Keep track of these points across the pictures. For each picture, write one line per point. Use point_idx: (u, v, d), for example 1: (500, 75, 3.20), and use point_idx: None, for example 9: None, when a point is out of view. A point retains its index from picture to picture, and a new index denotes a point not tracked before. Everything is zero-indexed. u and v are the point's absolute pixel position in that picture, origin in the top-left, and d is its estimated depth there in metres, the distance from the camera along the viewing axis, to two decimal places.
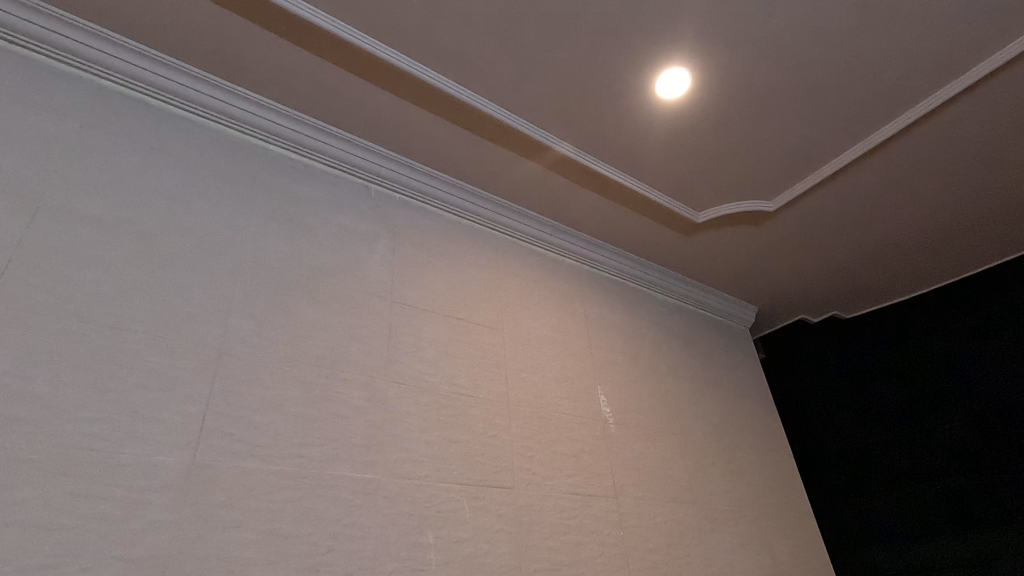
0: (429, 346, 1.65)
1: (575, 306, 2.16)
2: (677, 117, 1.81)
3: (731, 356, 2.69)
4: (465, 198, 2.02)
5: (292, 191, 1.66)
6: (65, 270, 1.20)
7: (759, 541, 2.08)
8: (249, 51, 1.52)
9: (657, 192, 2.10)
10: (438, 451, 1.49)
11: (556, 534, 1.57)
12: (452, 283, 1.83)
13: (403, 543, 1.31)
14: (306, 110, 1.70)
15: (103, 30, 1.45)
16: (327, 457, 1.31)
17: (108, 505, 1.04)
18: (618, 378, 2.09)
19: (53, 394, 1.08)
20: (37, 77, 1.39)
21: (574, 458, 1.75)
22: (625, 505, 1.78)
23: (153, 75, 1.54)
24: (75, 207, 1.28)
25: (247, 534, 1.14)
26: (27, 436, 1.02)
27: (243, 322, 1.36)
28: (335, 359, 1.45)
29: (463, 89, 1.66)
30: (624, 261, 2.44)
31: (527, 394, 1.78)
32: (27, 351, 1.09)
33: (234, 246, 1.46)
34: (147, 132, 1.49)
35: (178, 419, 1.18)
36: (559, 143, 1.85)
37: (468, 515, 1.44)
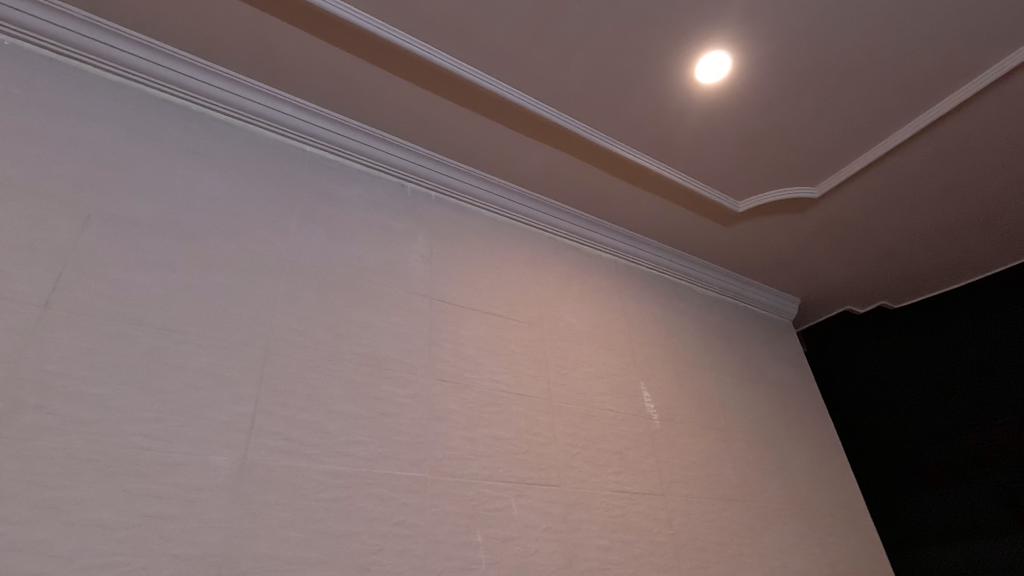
0: (471, 343, 1.63)
1: (615, 301, 2.12)
2: (715, 102, 1.75)
3: (775, 350, 2.61)
4: (500, 194, 2.00)
5: (330, 191, 1.66)
6: (115, 273, 1.22)
7: (813, 540, 2.00)
8: (282, 51, 1.53)
9: (695, 181, 2.05)
10: (483, 449, 1.47)
11: (605, 533, 1.53)
12: (491, 279, 1.81)
13: (452, 542, 1.29)
14: (342, 110, 1.71)
15: (147, 39, 1.48)
16: (374, 455, 1.31)
17: (164, 505, 1.04)
18: (660, 373, 2.04)
19: (111, 395, 1.10)
20: (84, 86, 1.42)
21: (620, 455, 1.71)
22: (673, 504, 1.73)
23: (194, 80, 1.56)
24: (124, 212, 1.30)
25: (298, 533, 1.14)
26: (88, 437, 1.04)
27: (288, 322, 1.37)
28: (379, 357, 1.45)
29: (497, 82, 1.64)
30: (663, 254, 2.38)
31: (570, 390, 1.74)
32: (84, 353, 1.11)
33: (276, 247, 1.46)
34: (190, 136, 1.51)
35: (228, 418, 1.18)
36: (593, 133, 1.81)
37: (516, 513, 1.42)
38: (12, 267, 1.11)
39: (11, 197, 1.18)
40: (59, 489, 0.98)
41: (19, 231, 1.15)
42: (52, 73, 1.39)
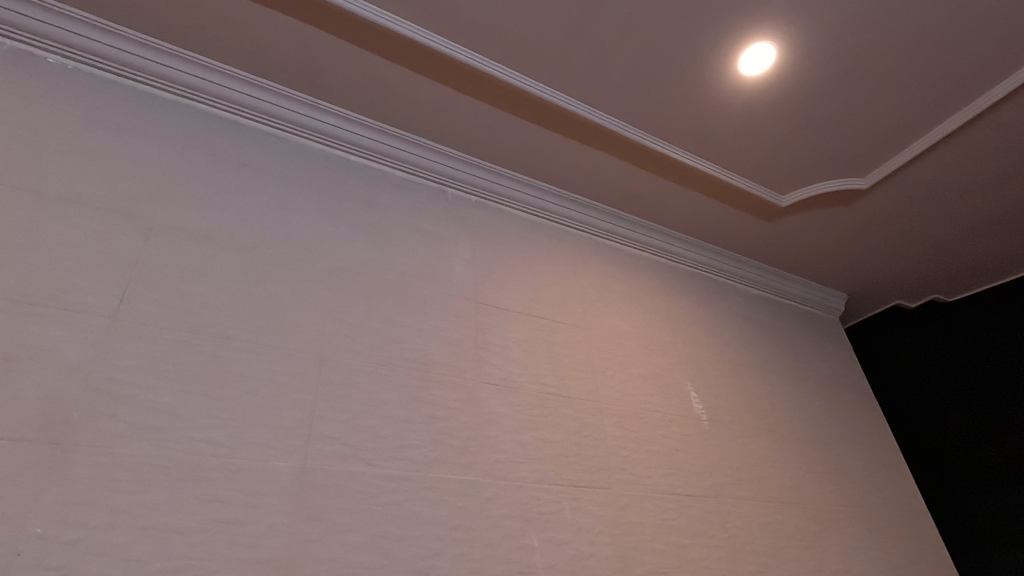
0: (517, 346, 1.62)
1: (658, 301, 2.09)
2: (757, 94, 1.72)
3: (822, 347, 2.54)
4: (539, 196, 1.99)
5: (375, 199, 1.68)
6: (175, 284, 1.25)
7: (873, 543, 1.93)
8: (325, 61, 1.55)
9: (737, 176, 2.01)
10: (533, 452, 1.46)
11: (659, 536, 1.50)
12: (533, 282, 1.81)
13: (508, 546, 1.28)
14: (383, 118, 1.73)
15: (198, 57, 1.53)
16: (428, 459, 1.31)
17: (231, 510, 1.06)
18: (706, 374, 2.00)
19: (176, 403, 1.12)
20: (140, 104, 1.47)
21: (670, 457, 1.69)
22: (726, 506, 1.69)
23: (242, 95, 1.60)
24: (180, 225, 1.33)
25: (359, 537, 1.14)
26: (157, 443, 1.07)
27: (340, 328, 1.39)
28: (428, 361, 1.45)
29: (534, 83, 1.64)
30: (703, 251, 2.34)
31: (616, 391, 1.72)
32: (150, 362, 1.14)
33: (325, 255, 1.48)
34: (239, 149, 1.55)
35: (288, 424, 1.20)
36: (632, 130, 1.80)
37: (570, 516, 1.40)
38: (81, 281, 1.16)
39: (79, 214, 1.23)
40: (132, 494, 1.01)
41: (86, 246, 1.20)
42: (111, 94, 1.44)
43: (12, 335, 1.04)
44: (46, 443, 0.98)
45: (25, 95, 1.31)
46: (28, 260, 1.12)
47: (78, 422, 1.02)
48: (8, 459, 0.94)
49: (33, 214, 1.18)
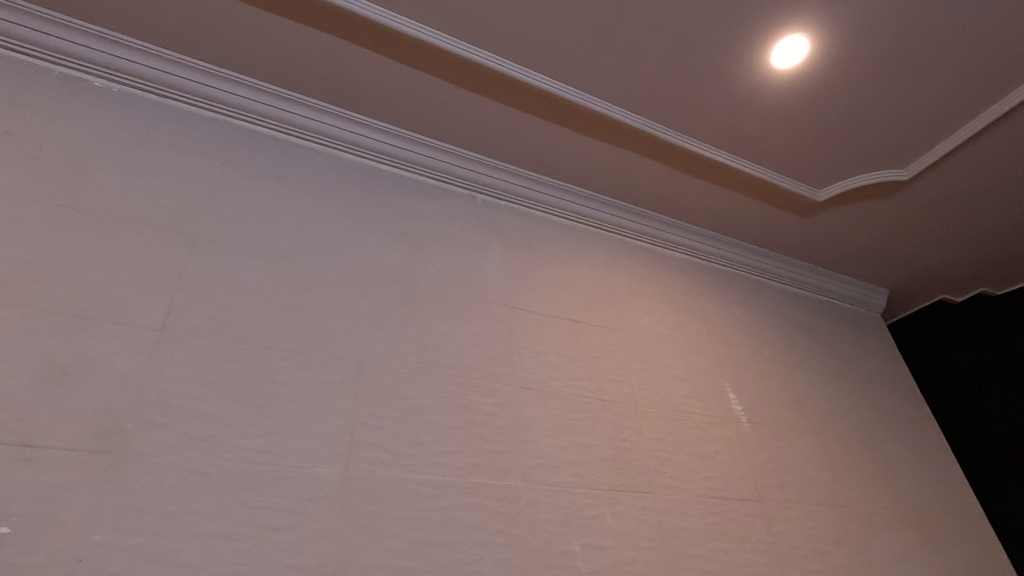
0: (551, 350, 1.62)
1: (692, 301, 2.06)
2: (790, 87, 1.68)
3: (864, 345, 2.46)
4: (568, 199, 1.99)
5: (406, 207, 1.70)
6: (218, 296, 1.28)
7: (926, 548, 1.86)
8: (355, 73, 1.58)
9: (770, 171, 1.97)
10: (572, 456, 1.45)
11: (702, 541, 1.47)
12: (565, 285, 1.80)
13: (550, 551, 1.27)
14: (413, 127, 1.75)
15: (235, 75, 1.58)
16: (468, 464, 1.31)
17: (278, 516, 1.08)
18: (745, 375, 1.95)
19: (222, 412, 1.15)
20: (181, 123, 1.52)
21: (711, 460, 1.65)
22: (771, 510, 1.65)
23: (277, 109, 1.64)
24: (220, 238, 1.37)
25: (402, 543, 1.15)
26: (206, 452, 1.09)
27: (378, 335, 1.40)
28: (464, 367, 1.46)
29: (562, 85, 1.64)
30: (737, 250, 2.30)
31: (653, 394, 1.70)
32: (197, 373, 1.17)
33: (361, 264, 1.50)
34: (275, 162, 1.58)
35: (330, 430, 1.22)
36: (661, 129, 1.78)
37: (611, 521, 1.39)
38: (130, 295, 1.19)
39: (127, 230, 1.27)
40: (184, 502, 1.03)
41: (134, 261, 1.24)
42: (153, 113, 1.49)
43: (69, 349, 1.08)
44: (102, 452, 1.01)
45: (74, 118, 1.37)
46: (81, 277, 1.17)
47: (132, 431, 1.05)
48: (68, 468, 0.98)
49: (85, 232, 1.23)
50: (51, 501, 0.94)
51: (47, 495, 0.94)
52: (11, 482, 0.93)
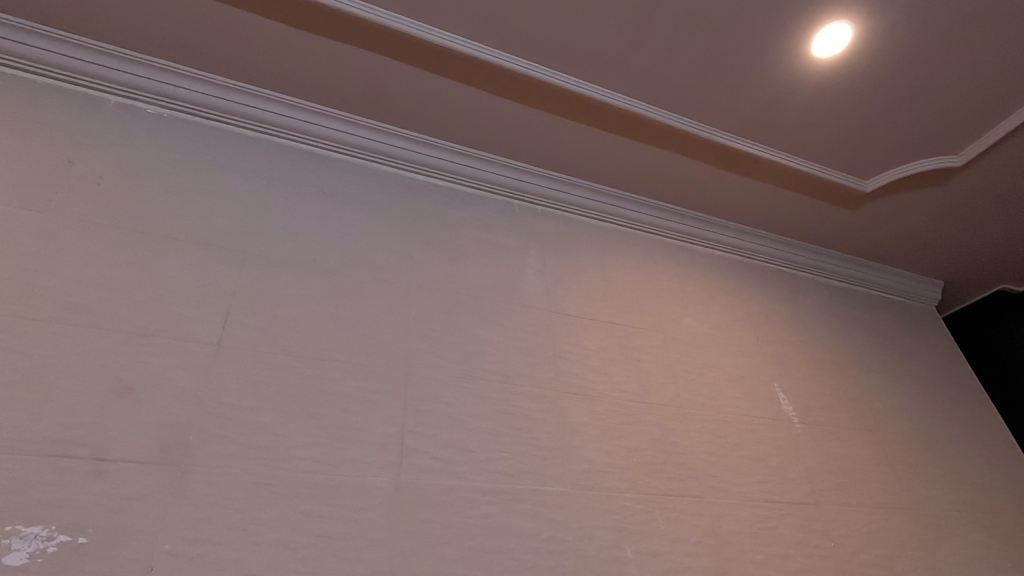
0: (595, 353, 1.60)
1: (736, 300, 2.01)
2: (832, 76, 1.63)
3: (919, 340, 2.36)
4: (605, 200, 1.97)
5: (445, 215, 1.72)
6: (269, 310, 1.31)
7: (998, 552, 1.76)
8: (391, 86, 1.61)
9: (813, 164, 1.91)
10: (620, 460, 1.43)
11: (759, 547, 1.43)
12: (605, 288, 1.78)
13: (602, 558, 1.26)
14: (448, 137, 1.77)
15: (277, 95, 1.62)
16: (517, 470, 1.31)
17: (333, 524, 1.10)
18: (795, 374, 1.90)
19: (277, 424, 1.17)
20: (228, 143, 1.57)
21: (763, 462, 1.61)
22: (829, 514, 1.59)
23: (317, 126, 1.67)
24: (269, 253, 1.41)
25: (455, 550, 1.15)
26: (264, 463, 1.12)
27: (423, 344, 1.42)
28: (508, 373, 1.46)
29: (596, 87, 1.63)
30: (781, 246, 2.24)
31: (700, 396, 1.66)
32: (252, 385, 1.20)
33: (403, 274, 1.53)
34: (317, 178, 1.62)
35: (381, 440, 1.23)
36: (698, 126, 1.75)
37: (663, 527, 1.36)
38: (188, 312, 1.24)
39: (182, 250, 1.32)
40: (245, 511, 1.06)
41: (190, 279, 1.29)
42: (202, 135, 1.55)
43: (134, 366, 1.13)
44: (168, 465, 1.05)
45: (130, 145, 1.44)
46: (143, 295, 1.22)
47: (194, 444, 1.09)
48: (137, 479, 1.02)
49: (144, 253, 1.28)
50: (123, 512, 0.98)
51: (118, 507, 0.98)
52: (85, 494, 0.98)
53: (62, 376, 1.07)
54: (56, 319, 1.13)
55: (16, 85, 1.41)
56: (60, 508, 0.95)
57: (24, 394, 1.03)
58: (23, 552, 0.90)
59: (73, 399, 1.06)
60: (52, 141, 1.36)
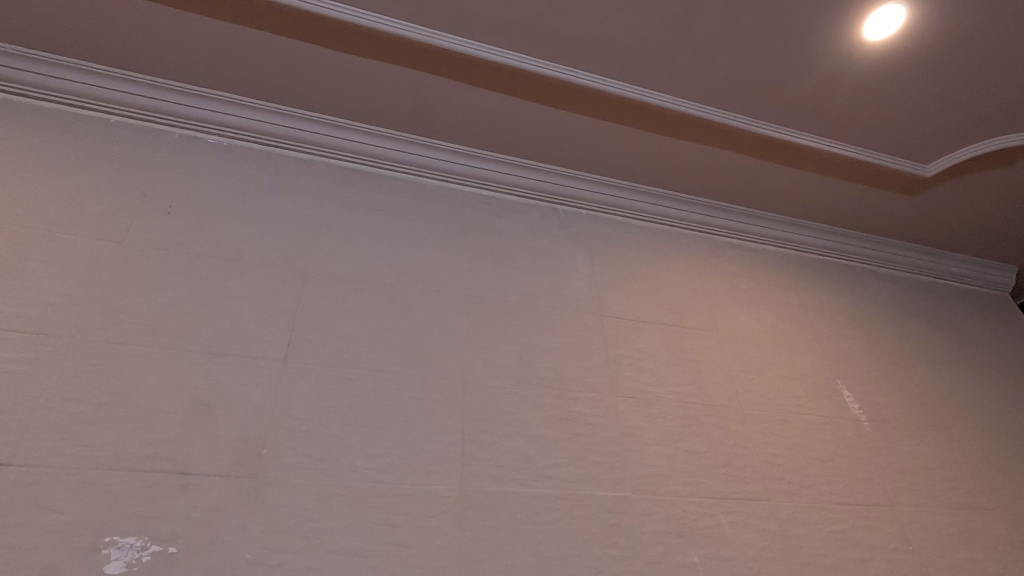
0: (649, 356, 1.59)
1: (793, 295, 1.95)
2: (887, 60, 1.57)
3: (993, 329, 2.23)
4: (650, 201, 1.96)
5: (491, 224, 1.74)
6: (331, 325, 1.36)
7: None
8: (435, 102, 1.65)
9: (868, 151, 1.84)
10: (681, 464, 1.41)
11: (832, 551, 1.38)
12: (655, 289, 1.77)
13: (668, 563, 1.24)
14: (492, 147, 1.79)
15: (327, 117, 1.69)
16: (577, 476, 1.31)
17: (402, 532, 1.12)
18: (859, 370, 1.82)
19: (344, 435, 1.21)
20: (283, 167, 1.64)
21: (831, 463, 1.55)
22: (905, 516, 1.52)
23: (365, 145, 1.73)
24: (327, 269, 1.46)
25: (521, 557, 1.16)
26: (333, 473, 1.16)
27: (478, 352, 1.44)
28: (563, 378, 1.46)
29: (638, 89, 1.62)
30: (836, 237, 2.16)
31: (760, 396, 1.62)
32: (319, 398, 1.24)
33: (455, 284, 1.55)
34: (368, 195, 1.67)
35: (443, 448, 1.26)
36: (744, 120, 1.72)
37: (729, 531, 1.33)
38: (256, 330, 1.30)
39: (248, 271, 1.39)
40: (318, 520, 1.10)
41: (256, 298, 1.35)
42: (259, 161, 1.62)
43: (210, 384, 1.19)
44: (245, 477, 1.10)
45: (195, 174, 1.53)
46: (214, 316, 1.29)
47: (268, 456, 1.14)
48: (219, 492, 1.07)
49: (213, 276, 1.35)
50: (208, 523, 1.03)
51: (203, 518, 1.04)
52: (173, 506, 1.03)
53: (146, 396, 1.14)
54: (139, 342, 1.20)
55: (93, 126, 1.52)
56: (151, 519, 1.01)
57: (115, 413, 1.10)
58: (122, 561, 0.96)
59: (157, 417, 1.12)
60: (127, 176, 1.45)
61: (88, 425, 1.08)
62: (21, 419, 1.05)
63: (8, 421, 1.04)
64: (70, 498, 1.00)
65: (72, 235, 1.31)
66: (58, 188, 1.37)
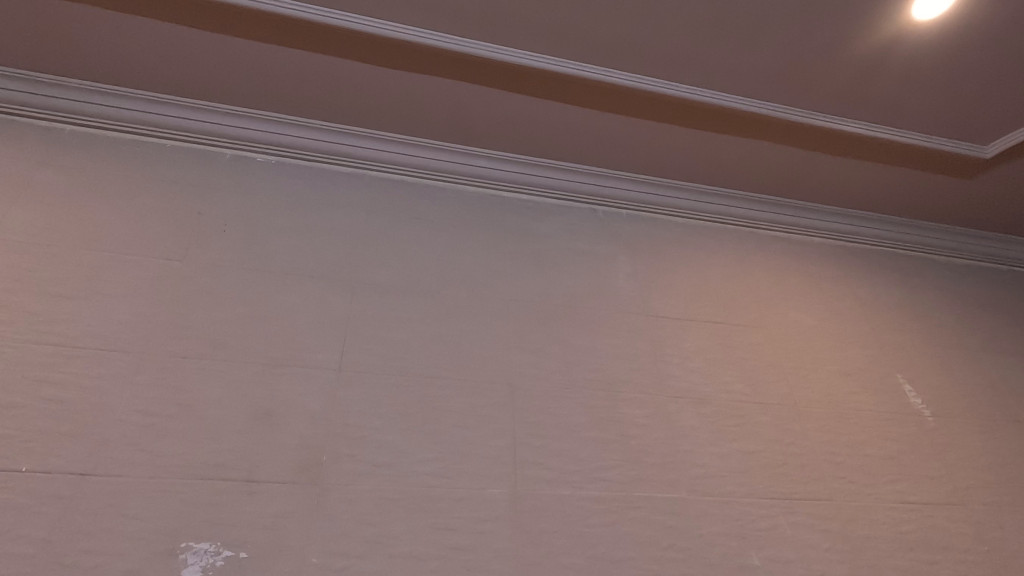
0: (697, 355, 1.56)
1: (844, 288, 1.89)
2: (938, 41, 1.51)
3: None
4: (690, 197, 1.93)
5: (531, 228, 1.74)
6: (381, 334, 1.39)
7: None
8: (473, 111, 1.67)
9: (922, 135, 1.77)
10: (736, 464, 1.38)
11: (900, 552, 1.33)
12: (700, 286, 1.74)
13: (728, 566, 1.22)
14: (529, 151, 1.80)
15: (369, 131, 1.73)
16: (629, 478, 1.30)
17: (459, 536, 1.14)
18: (919, 363, 1.75)
19: (399, 441, 1.24)
20: (328, 181, 1.69)
21: (895, 460, 1.49)
22: (978, 515, 1.45)
23: (406, 156, 1.76)
24: (374, 279, 1.49)
25: (578, 560, 1.16)
26: (390, 479, 1.18)
27: (525, 356, 1.45)
28: (611, 380, 1.46)
29: (676, 85, 1.60)
30: (888, 226, 2.08)
31: (815, 393, 1.58)
32: (373, 406, 1.27)
33: (499, 289, 1.57)
34: (410, 204, 1.70)
35: (495, 452, 1.27)
36: (787, 110, 1.68)
37: (790, 532, 1.30)
38: (311, 340, 1.34)
39: (301, 284, 1.43)
40: (378, 525, 1.12)
41: (309, 310, 1.39)
42: (306, 177, 1.68)
43: (270, 394, 1.24)
44: (308, 484, 1.14)
45: (246, 192, 1.59)
46: (271, 328, 1.34)
47: (327, 463, 1.17)
48: (283, 498, 1.11)
49: (268, 290, 1.40)
50: (275, 529, 1.07)
51: (270, 523, 1.08)
52: (241, 513, 1.08)
53: (211, 407, 1.19)
54: (202, 355, 1.26)
55: (150, 151, 1.60)
56: (222, 526, 1.06)
57: (183, 425, 1.16)
58: (197, 566, 1.01)
59: (223, 427, 1.17)
60: (184, 197, 1.52)
61: (159, 436, 1.13)
62: (99, 432, 1.11)
63: (88, 434, 1.10)
64: (147, 506, 1.05)
65: (137, 256, 1.38)
66: (123, 212, 1.45)
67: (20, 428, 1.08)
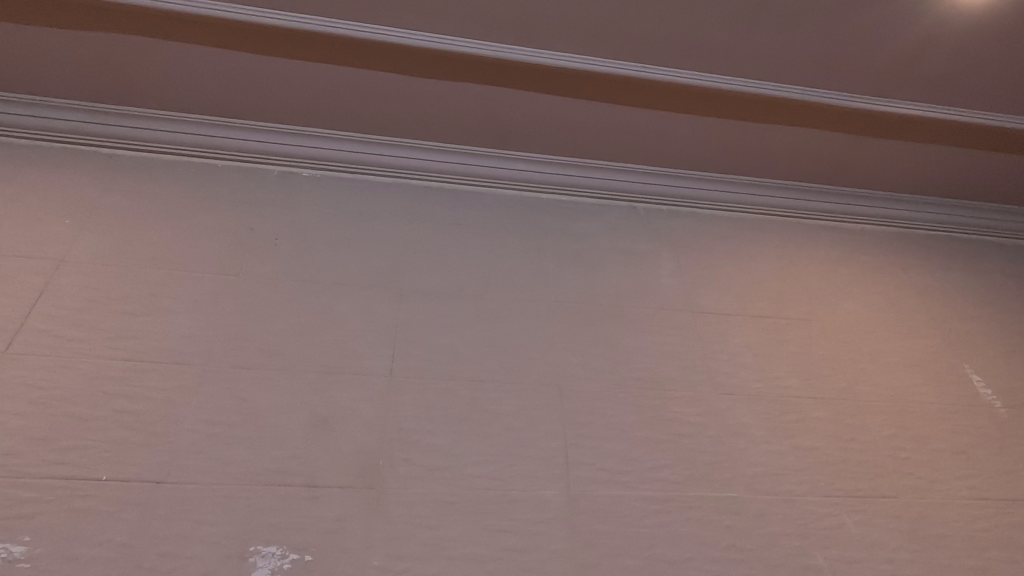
0: (747, 350, 1.53)
1: (900, 276, 1.81)
2: (991, 14, 1.45)
3: None
4: (733, 189, 1.89)
5: (572, 228, 1.74)
6: (429, 338, 1.42)
7: None
8: (510, 114, 1.68)
9: (975, 113, 1.70)
10: (794, 461, 1.34)
11: (976, 551, 1.26)
12: (748, 280, 1.70)
13: (791, 566, 1.18)
14: (566, 151, 1.80)
15: (408, 140, 1.77)
16: (684, 477, 1.28)
17: (516, 538, 1.15)
18: (987, 352, 1.67)
19: (451, 445, 1.25)
20: (371, 192, 1.73)
21: (965, 455, 1.42)
22: None
23: (444, 163, 1.79)
24: (420, 286, 1.52)
25: (636, 561, 1.15)
26: (445, 483, 1.20)
27: (572, 356, 1.44)
28: (660, 378, 1.44)
29: (709, 76, 1.62)
30: (945, 210, 1.99)
31: (875, 386, 1.52)
32: (425, 410, 1.29)
33: (543, 290, 1.57)
34: (451, 210, 1.72)
35: (547, 454, 1.27)
36: (826, 94, 1.66)
37: (855, 531, 1.25)
38: (363, 347, 1.38)
39: (351, 293, 1.47)
40: (435, 528, 1.14)
41: (359, 318, 1.43)
42: (349, 188, 1.72)
43: (326, 401, 1.27)
44: (366, 488, 1.16)
45: (293, 205, 1.64)
46: (324, 338, 1.38)
47: (383, 468, 1.20)
48: (344, 503, 1.14)
49: (319, 300, 1.44)
50: (337, 532, 1.10)
51: (332, 527, 1.11)
52: (305, 517, 1.11)
53: (271, 415, 1.23)
54: (260, 366, 1.30)
55: (204, 171, 1.67)
56: (287, 530, 1.09)
57: (247, 432, 1.20)
58: (266, 568, 1.05)
59: (283, 434, 1.21)
60: (236, 213, 1.59)
61: (225, 444, 1.18)
62: (170, 441, 1.17)
63: (160, 443, 1.16)
64: (217, 512, 1.10)
65: (197, 272, 1.44)
66: (181, 230, 1.52)
67: (99, 439, 1.15)
